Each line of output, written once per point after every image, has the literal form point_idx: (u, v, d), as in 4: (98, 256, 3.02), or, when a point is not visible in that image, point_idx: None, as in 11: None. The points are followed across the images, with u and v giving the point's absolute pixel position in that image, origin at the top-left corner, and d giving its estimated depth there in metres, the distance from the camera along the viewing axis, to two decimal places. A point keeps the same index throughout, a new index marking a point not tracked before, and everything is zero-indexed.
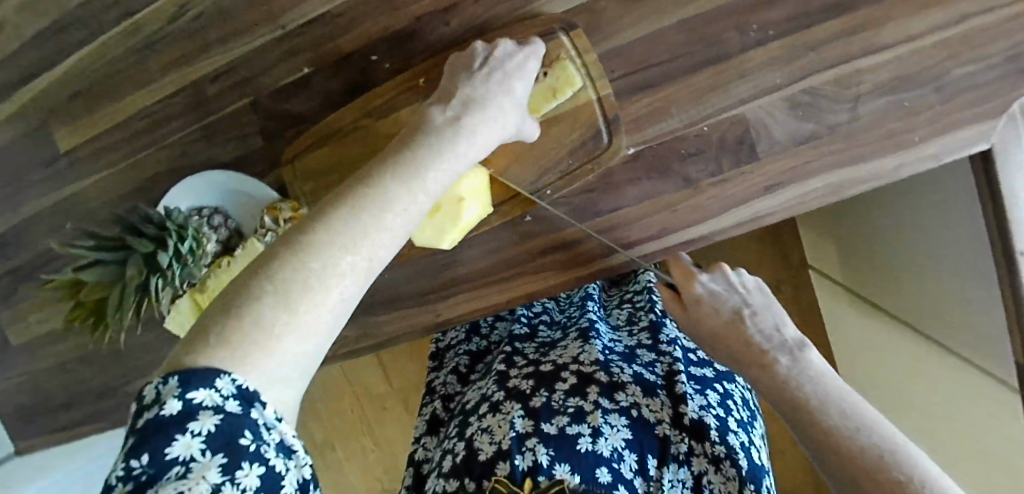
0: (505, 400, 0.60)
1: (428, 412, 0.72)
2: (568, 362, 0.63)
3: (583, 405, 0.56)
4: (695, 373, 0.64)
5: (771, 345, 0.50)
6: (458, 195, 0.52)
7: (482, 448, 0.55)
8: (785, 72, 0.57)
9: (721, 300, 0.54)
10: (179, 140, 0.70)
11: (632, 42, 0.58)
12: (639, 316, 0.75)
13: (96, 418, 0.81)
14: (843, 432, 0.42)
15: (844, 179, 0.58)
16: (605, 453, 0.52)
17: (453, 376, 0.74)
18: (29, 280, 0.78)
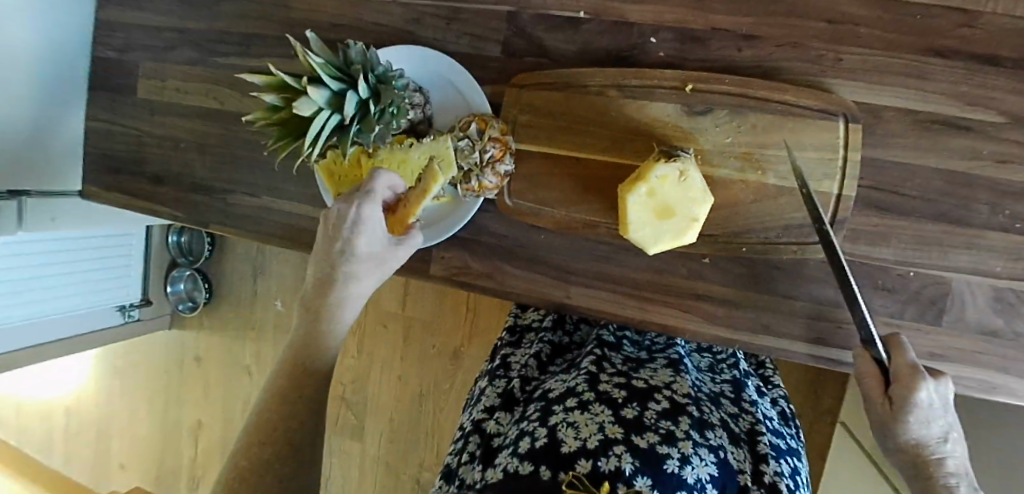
0: (595, 402, 0.59)
1: (502, 387, 0.70)
2: (661, 387, 0.64)
3: (674, 430, 0.56)
4: (774, 440, 0.66)
5: (956, 479, 0.49)
6: (693, 214, 0.52)
7: (566, 441, 0.53)
8: (1007, 264, 0.58)
9: (929, 421, 0.48)
10: (418, 6, 0.68)
11: (896, 164, 0.59)
12: (721, 369, 0.77)
13: (182, 208, 0.81)
14: None
15: (1003, 386, 0.59)
16: (689, 480, 0.52)
17: (533, 361, 0.74)
18: (202, 50, 0.77)
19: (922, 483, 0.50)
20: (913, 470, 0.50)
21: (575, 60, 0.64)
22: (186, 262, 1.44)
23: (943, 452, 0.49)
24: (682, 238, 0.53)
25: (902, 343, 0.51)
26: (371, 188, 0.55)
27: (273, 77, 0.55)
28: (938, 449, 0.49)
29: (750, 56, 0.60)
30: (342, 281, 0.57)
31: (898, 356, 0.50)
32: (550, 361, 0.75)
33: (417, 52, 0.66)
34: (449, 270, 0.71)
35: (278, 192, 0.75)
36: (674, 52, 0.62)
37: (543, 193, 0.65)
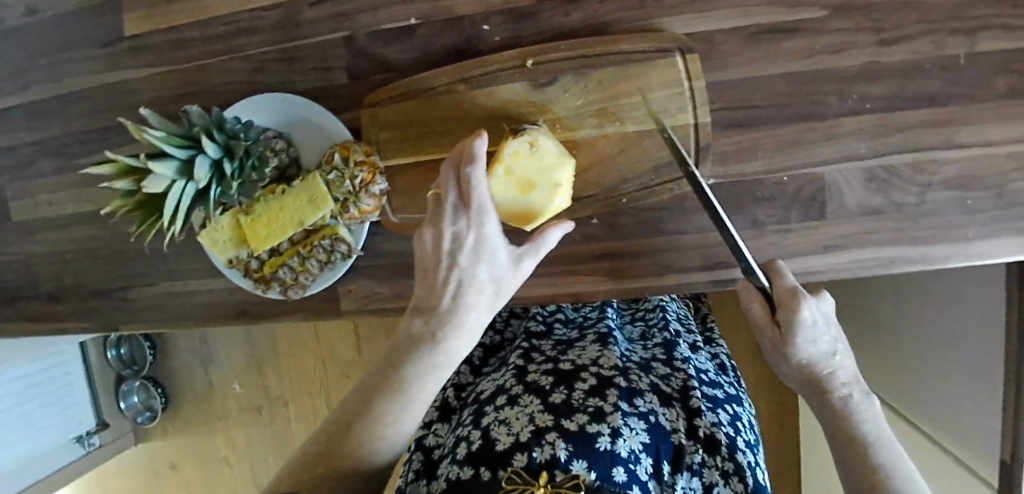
0: (524, 394, 0.60)
1: (439, 399, 0.72)
2: (587, 364, 0.65)
3: (603, 406, 0.56)
4: (710, 392, 0.65)
5: (846, 389, 0.51)
6: (554, 180, 0.54)
7: (499, 439, 0.54)
8: (869, 144, 0.60)
9: (819, 339, 0.51)
10: (257, 55, 0.68)
11: (741, 80, 0.60)
12: (652, 334, 0.77)
13: (82, 318, 0.78)
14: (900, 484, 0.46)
15: (899, 257, 0.61)
16: (623, 453, 0.52)
17: (466, 367, 0.76)
18: (55, 156, 0.75)
19: (819, 398, 0.52)
20: (810, 387, 0.53)
21: (418, 67, 0.65)
22: (133, 373, 1.40)
23: (834, 366, 0.52)
24: (544, 208, 0.56)
25: (778, 267, 0.54)
26: (478, 196, 0.49)
27: (115, 165, 0.53)
28: (829, 364, 0.51)
29: (579, 17, 0.61)
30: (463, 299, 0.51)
31: (778, 279, 0.53)
32: (484, 363, 0.78)
33: (266, 97, 0.66)
34: (360, 301, 0.70)
35: (174, 274, 0.74)
36: (508, 33, 0.63)
37: (422, 200, 0.66)
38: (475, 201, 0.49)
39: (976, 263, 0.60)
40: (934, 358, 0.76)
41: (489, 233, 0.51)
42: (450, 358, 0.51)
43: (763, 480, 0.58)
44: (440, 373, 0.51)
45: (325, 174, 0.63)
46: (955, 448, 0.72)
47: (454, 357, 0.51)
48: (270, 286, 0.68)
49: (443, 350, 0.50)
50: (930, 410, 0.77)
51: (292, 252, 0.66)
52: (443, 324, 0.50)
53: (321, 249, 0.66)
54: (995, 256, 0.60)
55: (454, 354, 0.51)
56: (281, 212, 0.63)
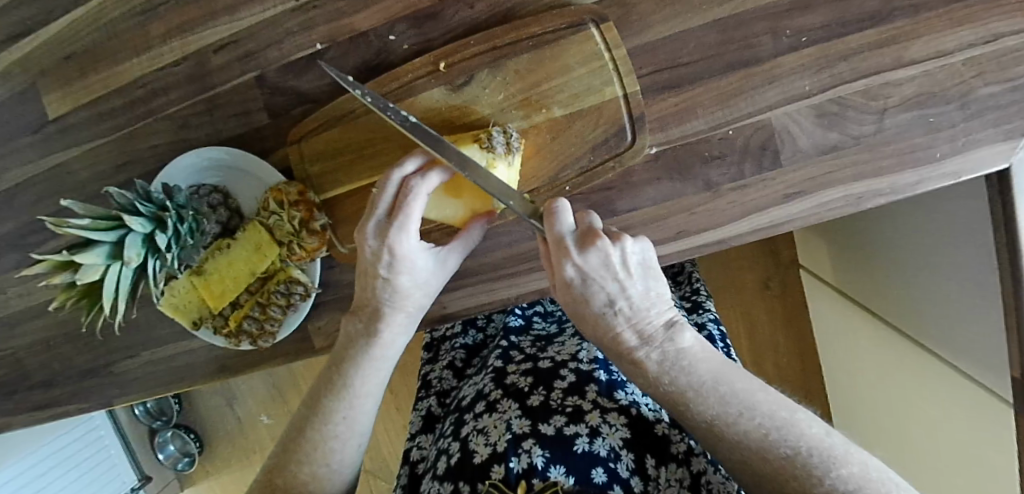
0: (502, 399, 0.58)
1: (423, 408, 0.72)
2: (567, 359, 0.63)
3: (582, 405, 0.55)
4: None
5: (647, 348, 0.47)
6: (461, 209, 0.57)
7: (477, 451, 0.52)
8: (815, 79, 0.56)
9: (592, 287, 0.47)
10: (177, 112, 0.67)
11: (664, 40, 0.57)
12: None
13: (79, 398, 0.79)
14: (727, 420, 0.43)
15: (865, 191, 0.58)
16: (601, 453, 0.49)
17: (449, 371, 0.75)
18: (12, 249, 0.75)
19: (623, 363, 0.48)
20: (612, 352, 0.48)
21: (335, 92, 0.63)
22: (162, 423, 1.45)
23: (619, 321, 0.47)
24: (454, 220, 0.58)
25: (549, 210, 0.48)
26: (408, 212, 0.49)
27: (47, 261, 0.53)
28: (616, 321, 0.47)
29: (485, 7, 0.58)
30: (388, 310, 0.52)
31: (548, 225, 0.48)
32: (467, 364, 0.76)
33: (195, 153, 0.64)
34: (330, 336, 0.70)
35: (152, 342, 0.74)
36: (416, 39, 0.60)
37: None
38: (405, 214, 0.49)
39: (949, 182, 0.57)
40: (926, 277, 0.75)
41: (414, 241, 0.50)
42: (385, 354, 0.53)
43: None
44: (381, 366, 0.53)
45: (266, 221, 0.63)
46: (976, 373, 0.71)
47: (391, 350, 0.54)
48: (240, 341, 0.68)
49: (380, 345, 0.53)
50: (932, 327, 0.76)
51: (252, 302, 0.66)
52: (375, 325, 0.53)
53: (279, 295, 0.66)
54: (969, 172, 0.56)
55: (389, 350, 0.53)
56: (230, 267, 0.63)
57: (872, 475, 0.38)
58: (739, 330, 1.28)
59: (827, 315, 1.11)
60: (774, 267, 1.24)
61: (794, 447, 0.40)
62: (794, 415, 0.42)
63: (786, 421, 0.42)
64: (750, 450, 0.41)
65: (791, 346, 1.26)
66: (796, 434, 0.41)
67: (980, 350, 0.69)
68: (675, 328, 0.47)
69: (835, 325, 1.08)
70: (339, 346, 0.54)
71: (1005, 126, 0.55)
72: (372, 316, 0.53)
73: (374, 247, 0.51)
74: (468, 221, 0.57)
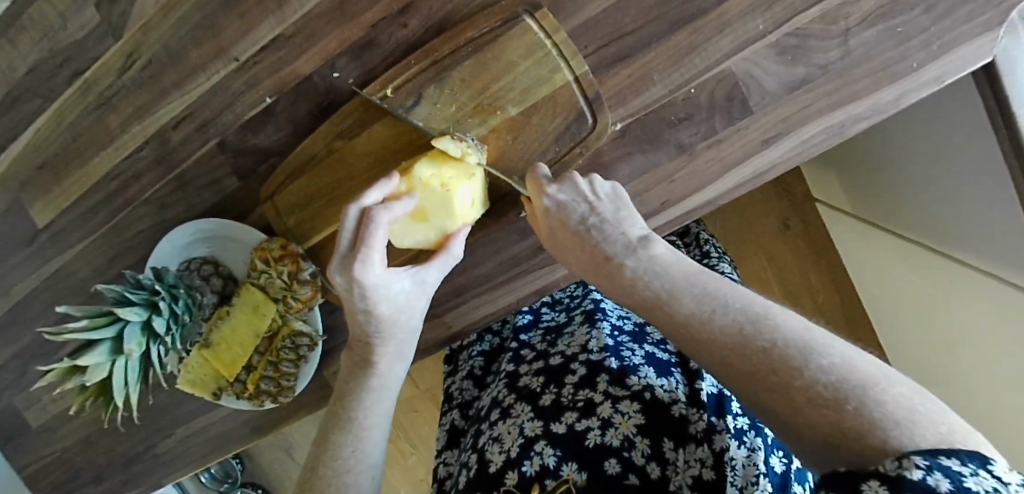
0: (516, 403, 0.58)
1: (448, 422, 0.72)
2: (578, 352, 0.61)
3: (593, 397, 0.54)
4: None
5: (626, 254, 0.47)
6: (440, 227, 0.55)
7: (492, 459, 0.53)
8: (767, 17, 0.53)
9: (568, 210, 0.51)
10: (153, 195, 0.68)
11: (604, 12, 0.54)
12: None
13: (133, 484, 0.82)
14: (701, 317, 0.38)
15: (846, 118, 0.55)
16: (614, 444, 0.49)
17: (469, 381, 0.74)
18: (35, 359, 0.78)
19: (604, 275, 0.48)
20: (593, 268, 0.49)
21: (295, 141, 0.63)
22: (231, 485, 1.47)
23: (594, 238, 0.49)
24: (435, 243, 0.56)
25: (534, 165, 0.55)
26: (370, 242, 0.48)
27: (56, 370, 0.55)
28: (595, 231, 0.49)
29: (417, 23, 0.57)
30: (379, 342, 0.53)
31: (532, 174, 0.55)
32: (487, 371, 0.74)
33: (177, 232, 0.64)
34: None
35: (182, 419, 0.76)
36: (359, 71, 0.59)
37: None
38: (368, 246, 0.48)
39: (933, 89, 0.54)
40: (947, 183, 0.70)
41: (380, 266, 0.49)
42: (382, 384, 0.54)
43: None
44: (382, 397, 0.54)
45: (257, 281, 0.63)
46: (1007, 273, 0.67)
47: (390, 378, 0.55)
48: (262, 401, 0.69)
49: (377, 375, 0.54)
50: (965, 234, 0.71)
51: (264, 362, 0.66)
52: (369, 357, 0.54)
53: (287, 349, 0.66)
54: (951, 75, 0.53)
55: (388, 381, 0.55)
56: (231, 334, 0.64)
57: (860, 365, 0.32)
58: (769, 274, 1.23)
59: (853, 244, 1.07)
60: (789, 206, 1.21)
61: (771, 339, 0.35)
62: (774, 311, 0.37)
63: (769, 318, 0.36)
64: (728, 350, 0.36)
65: (824, 279, 1.20)
66: (773, 327, 0.35)
67: (1000, 250, 0.66)
68: (650, 240, 0.47)
69: (864, 251, 1.03)
70: (338, 383, 0.56)
71: (980, 19, 0.51)
72: (368, 351, 0.54)
73: (343, 284, 0.50)
74: (445, 241, 0.55)
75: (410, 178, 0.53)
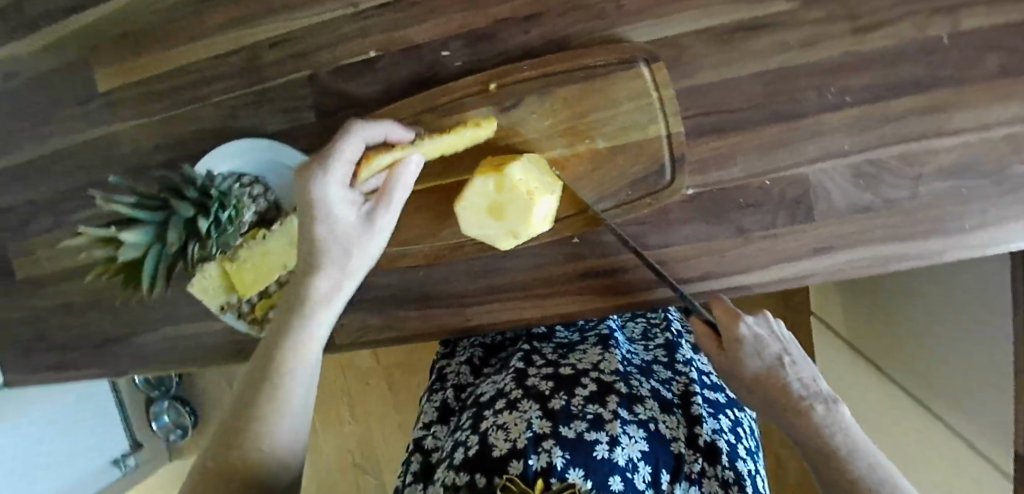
0: (523, 399, 0.61)
1: (439, 400, 0.73)
2: (588, 369, 0.65)
3: (602, 413, 0.57)
4: (710, 397, 0.67)
5: (813, 401, 0.49)
6: (510, 229, 0.54)
7: (497, 444, 0.54)
8: (854, 140, 0.57)
9: (764, 344, 0.53)
10: (225, 101, 0.68)
11: (715, 84, 0.57)
12: (653, 334, 0.77)
13: (97, 364, 0.81)
14: (871, 482, 0.43)
15: (891, 253, 0.59)
16: (620, 462, 0.53)
17: (466, 367, 0.76)
18: (47, 214, 0.78)
19: (790, 414, 0.50)
20: (774, 401, 0.51)
21: (384, 99, 0.64)
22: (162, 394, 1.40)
23: (788, 375, 0.51)
24: (496, 239, 0.56)
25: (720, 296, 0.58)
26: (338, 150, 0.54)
27: (92, 234, 0.56)
28: (784, 375, 0.51)
29: (540, 33, 0.59)
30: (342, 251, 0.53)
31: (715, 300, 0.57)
32: (484, 363, 0.77)
33: (242, 143, 0.65)
34: (352, 335, 0.71)
35: (173, 320, 0.76)
36: (469, 57, 0.61)
37: (400, 231, 0.64)
38: (330, 166, 0.54)
39: (975, 254, 0.58)
40: (960, 341, 0.74)
41: (342, 219, 0.53)
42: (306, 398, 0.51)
43: (763, 488, 0.60)
44: (309, 370, 0.52)
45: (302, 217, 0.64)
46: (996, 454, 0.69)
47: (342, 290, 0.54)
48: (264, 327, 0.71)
49: (332, 274, 0.53)
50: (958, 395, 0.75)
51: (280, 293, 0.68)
52: (318, 262, 0.52)
53: None
54: (994, 247, 0.57)
55: (308, 374, 0.52)
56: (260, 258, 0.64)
57: None
58: None
59: (827, 358, 1.11)
60: (784, 305, 1.25)
61: None
62: None
63: None
64: None
65: None
66: None
67: (995, 426, 0.69)
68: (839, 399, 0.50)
69: (838, 369, 1.08)
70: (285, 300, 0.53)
71: None
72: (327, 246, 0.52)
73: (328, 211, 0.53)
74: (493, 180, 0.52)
75: (500, 177, 0.51)
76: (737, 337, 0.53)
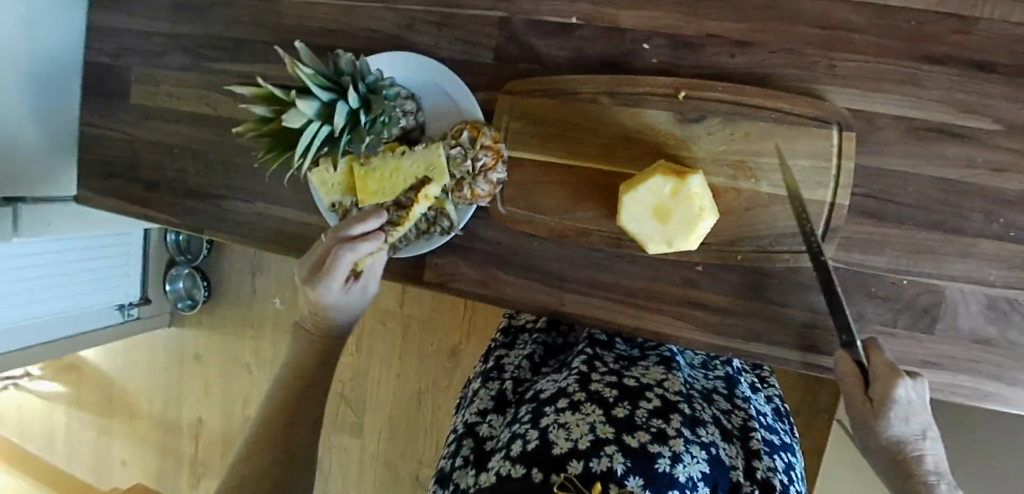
0: (586, 401, 0.58)
1: (496, 389, 0.72)
2: (652, 384, 0.63)
3: (666, 429, 0.55)
4: (768, 436, 0.67)
5: (939, 480, 0.47)
6: (668, 238, 0.56)
7: (557, 442, 0.52)
8: (1002, 273, 0.57)
9: (913, 413, 0.47)
10: (408, 12, 0.68)
11: (892, 172, 0.58)
12: (713, 365, 0.79)
13: (175, 212, 0.81)
14: None
15: (996, 393, 0.58)
16: (681, 479, 0.51)
17: (527, 362, 0.76)
18: (189, 54, 0.78)
19: (904, 482, 0.48)
20: (892, 463, 0.49)
21: (567, 67, 0.64)
22: (184, 261, 1.44)
23: (921, 448, 0.48)
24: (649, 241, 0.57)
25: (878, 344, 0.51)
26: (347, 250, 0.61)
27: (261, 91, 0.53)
28: (915, 446, 0.48)
29: (744, 61, 0.59)
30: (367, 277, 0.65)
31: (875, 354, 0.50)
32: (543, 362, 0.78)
33: (413, 58, 0.65)
34: (443, 276, 0.72)
35: (270, 198, 0.75)
36: (666, 59, 0.61)
37: (533, 200, 0.66)
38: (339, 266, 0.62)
39: None
40: None
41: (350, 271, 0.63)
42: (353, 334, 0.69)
43: None
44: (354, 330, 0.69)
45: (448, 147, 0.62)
46: None
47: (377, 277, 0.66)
48: None
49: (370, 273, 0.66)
50: None
51: None
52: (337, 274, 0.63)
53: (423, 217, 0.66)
54: None
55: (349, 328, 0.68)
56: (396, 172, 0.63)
57: None
58: None
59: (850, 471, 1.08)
60: None
61: None
62: None
63: None
64: None
65: None
66: None
67: None
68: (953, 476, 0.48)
69: None
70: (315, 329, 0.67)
71: None
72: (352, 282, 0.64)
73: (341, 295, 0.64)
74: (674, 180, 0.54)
75: (682, 184, 0.52)
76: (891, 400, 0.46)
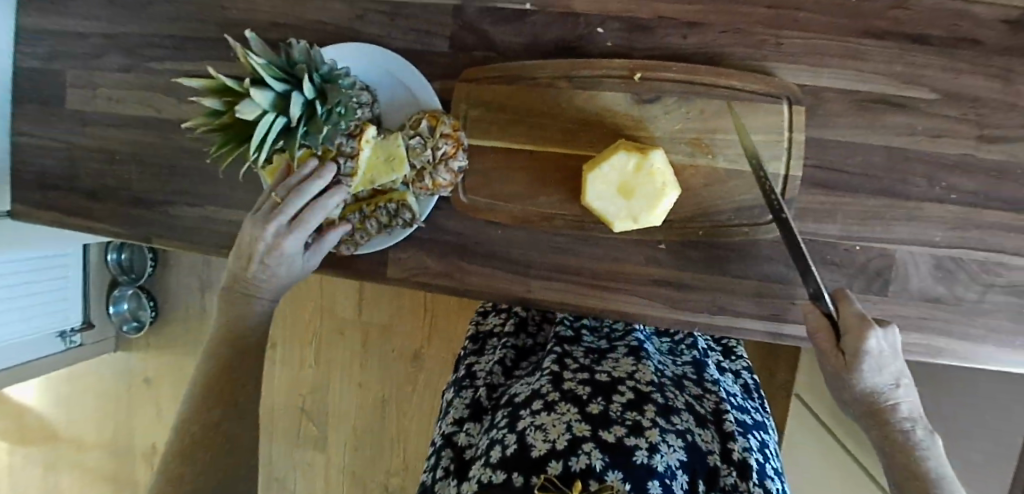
0: (561, 401, 0.57)
1: (468, 398, 0.70)
2: (624, 377, 0.63)
3: (641, 421, 0.55)
4: (740, 417, 0.68)
5: (911, 423, 0.50)
6: (635, 213, 0.57)
7: (535, 444, 0.51)
8: (946, 234, 0.60)
9: (886, 363, 0.49)
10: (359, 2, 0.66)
11: (839, 142, 0.60)
12: (679, 351, 0.80)
13: (119, 220, 0.77)
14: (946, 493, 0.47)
15: (946, 348, 0.61)
16: (659, 468, 0.51)
17: (498, 367, 0.74)
18: (127, 54, 0.74)
19: (880, 430, 0.51)
20: (868, 415, 0.51)
21: (523, 53, 0.64)
22: (129, 280, 1.38)
23: (896, 397, 0.50)
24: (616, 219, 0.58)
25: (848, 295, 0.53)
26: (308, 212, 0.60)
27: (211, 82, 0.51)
28: (889, 395, 0.50)
29: (696, 42, 0.61)
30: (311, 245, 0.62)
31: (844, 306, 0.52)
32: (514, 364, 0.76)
33: (368, 50, 0.65)
34: (407, 270, 0.71)
35: (222, 200, 0.72)
36: (620, 42, 0.62)
37: (495, 188, 0.65)
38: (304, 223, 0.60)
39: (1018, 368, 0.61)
40: None
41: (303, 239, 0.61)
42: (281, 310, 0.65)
43: None
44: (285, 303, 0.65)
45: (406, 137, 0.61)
46: None
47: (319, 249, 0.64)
48: None
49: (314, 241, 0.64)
50: None
51: (355, 207, 0.64)
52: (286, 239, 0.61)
53: (384, 211, 0.64)
54: None
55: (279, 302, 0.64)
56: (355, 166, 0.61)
57: None
58: None
59: None
60: None
61: None
62: None
63: None
64: None
65: None
66: None
67: None
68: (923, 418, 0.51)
69: None
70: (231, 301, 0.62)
71: None
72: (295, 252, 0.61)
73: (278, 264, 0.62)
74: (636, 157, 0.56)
75: (645, 160, 0.55)
76: (862, 350, 0.48)
